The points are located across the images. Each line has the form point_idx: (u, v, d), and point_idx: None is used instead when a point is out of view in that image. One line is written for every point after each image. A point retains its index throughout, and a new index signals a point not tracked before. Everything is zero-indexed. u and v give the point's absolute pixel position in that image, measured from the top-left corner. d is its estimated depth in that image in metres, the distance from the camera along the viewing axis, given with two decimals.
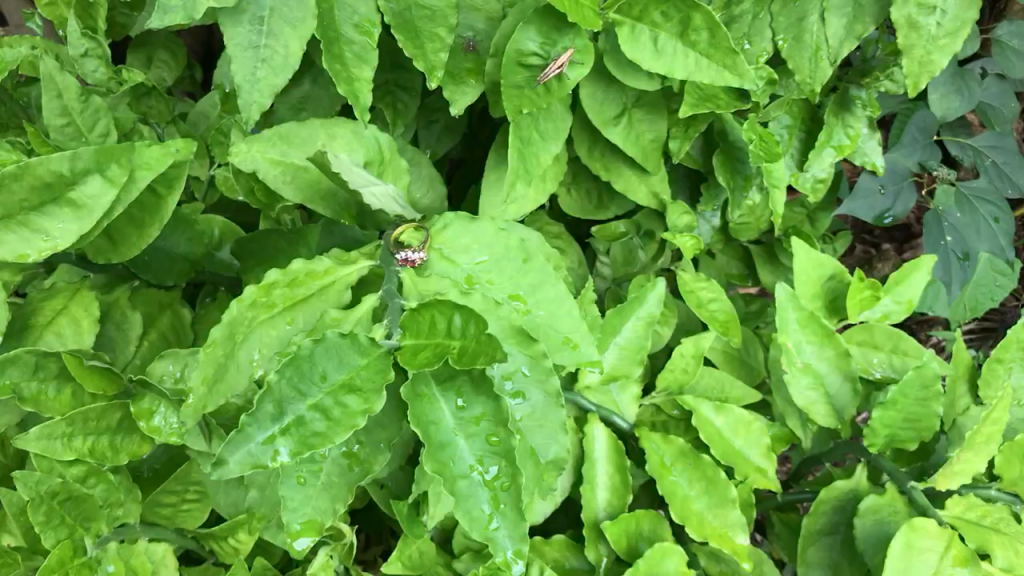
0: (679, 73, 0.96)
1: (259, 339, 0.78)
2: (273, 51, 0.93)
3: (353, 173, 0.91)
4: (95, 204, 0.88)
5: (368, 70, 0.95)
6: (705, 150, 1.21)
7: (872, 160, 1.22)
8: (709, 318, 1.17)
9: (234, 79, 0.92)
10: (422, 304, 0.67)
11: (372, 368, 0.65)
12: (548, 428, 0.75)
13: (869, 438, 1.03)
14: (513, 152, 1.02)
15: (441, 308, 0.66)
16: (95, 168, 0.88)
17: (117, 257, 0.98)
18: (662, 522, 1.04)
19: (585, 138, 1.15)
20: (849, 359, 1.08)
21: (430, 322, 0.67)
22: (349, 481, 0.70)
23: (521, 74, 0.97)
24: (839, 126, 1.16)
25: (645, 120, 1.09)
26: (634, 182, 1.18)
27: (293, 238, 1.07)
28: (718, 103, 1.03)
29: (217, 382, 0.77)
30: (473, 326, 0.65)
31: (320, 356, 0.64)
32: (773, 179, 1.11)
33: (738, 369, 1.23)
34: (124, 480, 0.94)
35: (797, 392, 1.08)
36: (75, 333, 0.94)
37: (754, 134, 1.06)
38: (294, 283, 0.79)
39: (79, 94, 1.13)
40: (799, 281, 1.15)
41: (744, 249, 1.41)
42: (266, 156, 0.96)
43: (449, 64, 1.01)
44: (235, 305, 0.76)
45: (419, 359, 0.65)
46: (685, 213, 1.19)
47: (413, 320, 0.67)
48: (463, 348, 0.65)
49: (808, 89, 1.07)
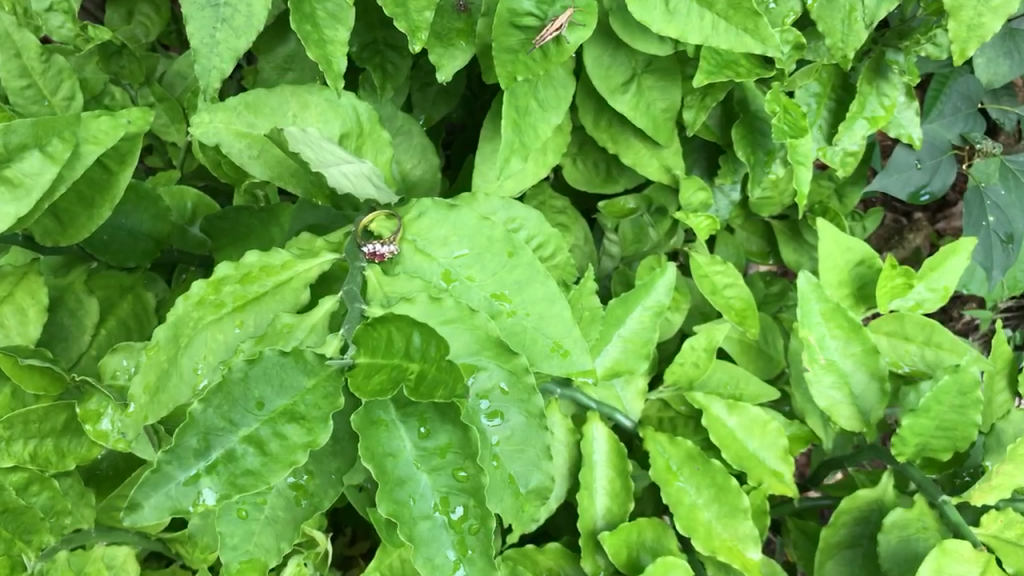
0: (692, 37, 0.84)
1: (204, 343, 0.68)
2: (234, 11, 0.82)
3: (321, 151, 0.80)
4: (35, 182, 0.79)
5: (344, 32, 0.85)
6: (724, 122, 1.08)
7: (909, 132, 1.10)
8: (723, 306, 1.06)
9: (190, 42, 0.81)
10: (381, 318, 0.58)
11: (319, 391, 0.56)
12: (530, 454, 0.65)
13: (897, 446, 0.92)
14: (507, 124, 0.91)
15: (399, 325, 0.57)
16: (34, 144, 0.79)
17: (66, 240, 0.88)
18: (666, 531, 0.96)
19: (591, 107, 1.05)
20: (878, 356, 0.97)
21: (387, 339, 0.57)
22: (295, 518, 0.61)
23: (514, 36, 0.86)
24: (872, 94, 1.04)
25: (656, 88, 0.98)
26: (645, 155, 1.07)
27: (264, 217, 0.98)
28: (738, 70, 0.91)
29: (159, 392, 0.69)
30: (434, 345, 0.55)
31: (258, 379, 0.55)
32: (798, 155, 0.97)
33: (755, 360, 1.13)
34: (75, 485, 0.86)
35: (818, 392, 0.98)
36: (20, 323, 0.86)
37: (778, 104, 0.93)
38: (247, 279, 0.70)
39: (40, 53, 1.03)
40: (823, 267, 1.05)
41: (765, 224, 1.30)
42: (231, 127, 0.85)
43: (436, 25, 0.90)
44: (180, 303, 0.69)
45: (373, 385, 0.56)
46: (700, 190, 1.08)
47: (369, 337, 0.58)
48: (422, 373, 0.56)
49: (839, 54, 0.95)
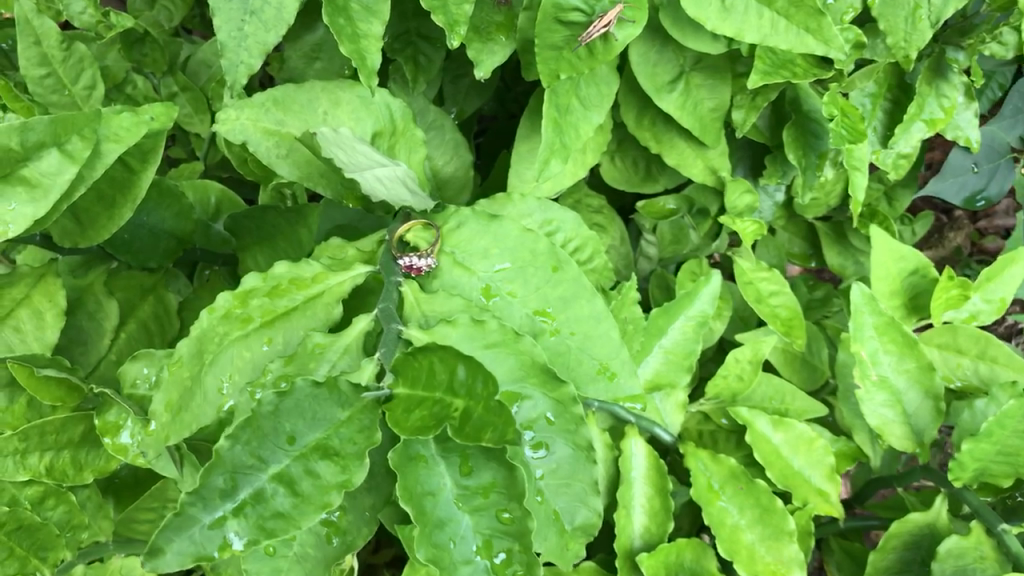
0: (749, 36, 0.79)
1: (230, 360, 0.65)
2: (264, 3, 0.77)
3: (354, 152, 0.76)
4: (53, 183, 0.75)
5: (379, 26, 0.81)
6: (774, 124, 1.04)
7: (966, 134, 1.05)
8: (769, 316, 1.01)
9: (217, 36, 0.77)
10: (422, 346, 0.54)
11: (354, 424, 0.52)
12: (577, 489, 0.61)
13: (955, 471, 0.87)
14: (548, 124, 0.86)
15: (443, 354, 0.53)
16: (53, 142, 0.75)
17: (84, 241, 0.84)
18: (706, 552, 0.91)
19: (634, 104, 1.00)
20: (933, 374, 0.92)
21: (428, 370, 0.53)
22: (327, 557, 0.58)
23: (559, 32, 0.81)
24: (931, 95, 0.98)
25: (705, 86, 0.93)
26: (690, 156, 1.01)
27: (292, 217, 0.92)
28: (794, 70, 0.86)
29: (181, 411, 0.65)
30: (481, 380, 0.51)
31: (288, 413, 0.51)
32: (853, 160, 0.92)
33: (799, 370, 1.09)
34: (92, 496, 0.82)
35: (870, 410, 0.93)
36: (37, 327, 0.83)
37: (836, 107, 0.88)
38: (275, 293, 0.66)
39: (61, 40, 0.99)
40: (875, 277, 1.00)
41: (808, 224, 1.25)
42: (259, 125, 0.81)
43: (475, 18, 0.85)
44: (204, 317, 0.65)
45: (414, 422, 0.52)
46: (747, 192, 1.03)
47: (408, 366, 0.54)
48: (466, 410, 0.52)
49: (901, 54, 0.90)
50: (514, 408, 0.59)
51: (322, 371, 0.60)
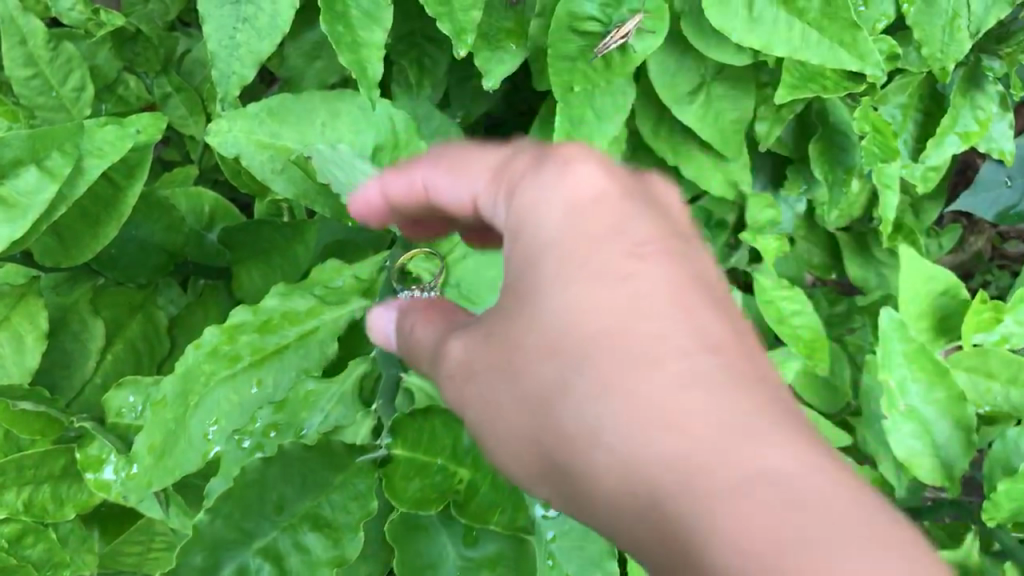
0: (779, 48, 0.74)
1: (218, 402, 0.64)
2: (257, 9, 0.72)
3: (354, 171, 0.74)
4: (32, 202, 0.70)
5: (380, 34, 0.75)
6: (799, 136, 1.00)
7: (1000, 147, 0.97)
8: (791, 338, 0.96)
9: (207, 45, 0.72)
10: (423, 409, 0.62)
11: (347, 489, 0.61)
12: (590, 551, 0.61)
13: (988, 511, 0.81)
14: (559, 136, 0.81)
15: (448, 423, 0.61)
16: (31, 158, 0.70)
17: (68, 261, 0.79)
18: None
19: (650, 113, 0.95)
20: (965, 404, 0.87)
21: (431, 432, 0.61)
22: None
23: (573, 43, 0.76)
24: (966, 107, 0.92)
25: (727, 97, 0.88)
26: (708, 168, 0.96)
27: (289, 233, 0.88)
28: (822, 84, 0.81)
29: (164, 457, 0.63)
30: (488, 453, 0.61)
31: (276, 480, 0.59)
32: (884, 179, 0.89)
33: (821, 393, 1.04)
34: (76, 530, 0.77)
35: (897, 442, 0.87)
36: (15, 351, 0.78)
37: (869, 124, 0.86)
38: (265, 329, 0.67)
39: (47, 39, 0.92)
40: (904, 298, 0.95)
41: (829, 235, 1.18)
42: (252, 137, 0.76)
43: (483, 25, 0.80)
44: (190, 355, 0.64)
45: (418, 488, 0.59)
46: (769, 206, 0.98)
47: (410, 428, 0.61)
48: (471, 484, 0.60)
49: (938, 67, 0.84)
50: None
51: (313, 420, 0.65)
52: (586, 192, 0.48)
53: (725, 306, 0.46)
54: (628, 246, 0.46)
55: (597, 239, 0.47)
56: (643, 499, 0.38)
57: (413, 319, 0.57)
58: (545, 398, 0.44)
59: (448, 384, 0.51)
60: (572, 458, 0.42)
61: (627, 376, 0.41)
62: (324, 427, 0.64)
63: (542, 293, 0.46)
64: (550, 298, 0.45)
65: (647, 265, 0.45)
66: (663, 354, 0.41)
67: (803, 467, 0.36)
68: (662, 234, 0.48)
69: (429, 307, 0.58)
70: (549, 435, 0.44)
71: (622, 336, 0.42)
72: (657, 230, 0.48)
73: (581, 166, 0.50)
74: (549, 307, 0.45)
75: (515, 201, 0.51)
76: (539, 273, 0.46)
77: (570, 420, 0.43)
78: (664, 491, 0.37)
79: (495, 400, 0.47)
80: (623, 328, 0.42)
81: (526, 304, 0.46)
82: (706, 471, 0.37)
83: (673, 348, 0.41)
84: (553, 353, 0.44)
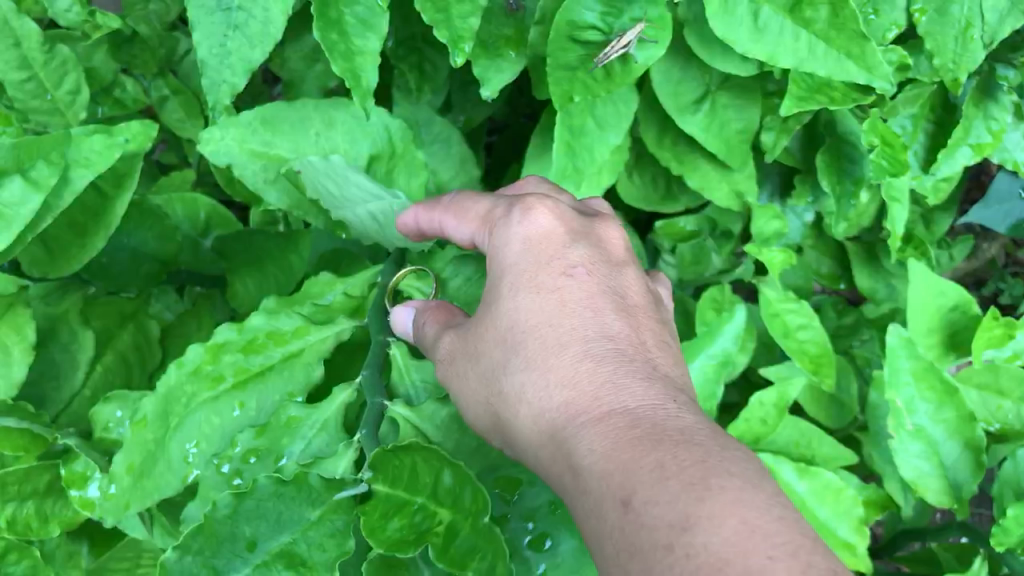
0: (784, 60, 0.72)
1: (197, 425, 0.65)
2: (248, 16, 0.69)
3: (346, 184, 0.73)
4: (16, 214, 0.68)
5: (375, 41, 0.72)
6: (807, 145, 0.98)
7: (1015, 158, 0.94)
8: (797, 353, 0.94)
9: (196, 53, 0.69)
10: (401, 445, 0.58)
11: (323, 527, 0.56)
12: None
13: (997, 536, 0.79)
14: (559, 147, 0.78)
15: (428, 460, 0.58)
16: (16, 169, 0.68)
17: (56, 273, 0.78)
18: None
19: (654, 121, 0.93)
20: (974, 424, 0.85)
21: (411, 471, 0.57)
22: None
23: (574, 51, 0.73)
24: (979, 118, 0.90)
25: (732, 106, 0.85)
26: (714, 178, 0.94)
27: (281, 242, 0.87)
28: (830, 95, 0.79)
29: (143, 478, 0.63)
30: (468, 494, 0.58)
31: (248, 515, 0.54)
32: (892, 191, 0.89)
33: (827, 408, 1.01)
34: (62, 546, 0.76)
35: (904, 462, 0.85)
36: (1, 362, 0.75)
37: (877, 135, 0.84)
38: (250, 348, 0.67)
39: (42, 42, 0.88)
40: (912, 313, 0.92)
41: (837, 244, 1.15)
42: (245, 146, 0.74)
43: (482, 32, 0.78)
44: (173, 374, 0.65)
45: (396, 532, 0.55)
46: (775, 218, 0.96)
47: (389, 464, 0.56)
48: (451, 525, 0.56)
49: (951, 78, 0.82)
50: (514, 497, 0.65)
51: (295, 447, 0.65)
52: (540, 231, 0.65)
53: (633, 312, 0.63)
54: (567, 274, 0.63)
55: (542, 264, 0.63)
56: (550, 435, 0.56)
57: (424, 313, 0.69)
58: (500, 374, 0.61)
59: (438, 366, 0.66)
60: (514, 417, 0.60)
61: (548, 355, 0.59)
62: (305, 456, 0.65)
63: (499, 299, 0.63)
64: (508, 297, 0.62)
65: (583, 284, 0.63)
66: (587, 347, 0.59)
67: (677, 413, 0.54)
68: (592, 262, 0.65)
69: (440, 307, 0.70)
70: (496, 402, 0.61)
71: (558, 327, 0.60)
72: (588, 257, 0.65)
73: (538, 213, 0.66)
74: (504, 311, 0.62)
75: (491, 236, 0.67)
76: (499, 273, 0.65)
77: (512, 389, 0.60)
78: (568, 427, 0.55)
79: (461, 381, 0.64)
80: (551, 322, 0.60)
81: (488, 304, 0.64)
82: (599, 407, 0.55)
83: (585, 335, 0.59)
84: (504, 341, 0.61)
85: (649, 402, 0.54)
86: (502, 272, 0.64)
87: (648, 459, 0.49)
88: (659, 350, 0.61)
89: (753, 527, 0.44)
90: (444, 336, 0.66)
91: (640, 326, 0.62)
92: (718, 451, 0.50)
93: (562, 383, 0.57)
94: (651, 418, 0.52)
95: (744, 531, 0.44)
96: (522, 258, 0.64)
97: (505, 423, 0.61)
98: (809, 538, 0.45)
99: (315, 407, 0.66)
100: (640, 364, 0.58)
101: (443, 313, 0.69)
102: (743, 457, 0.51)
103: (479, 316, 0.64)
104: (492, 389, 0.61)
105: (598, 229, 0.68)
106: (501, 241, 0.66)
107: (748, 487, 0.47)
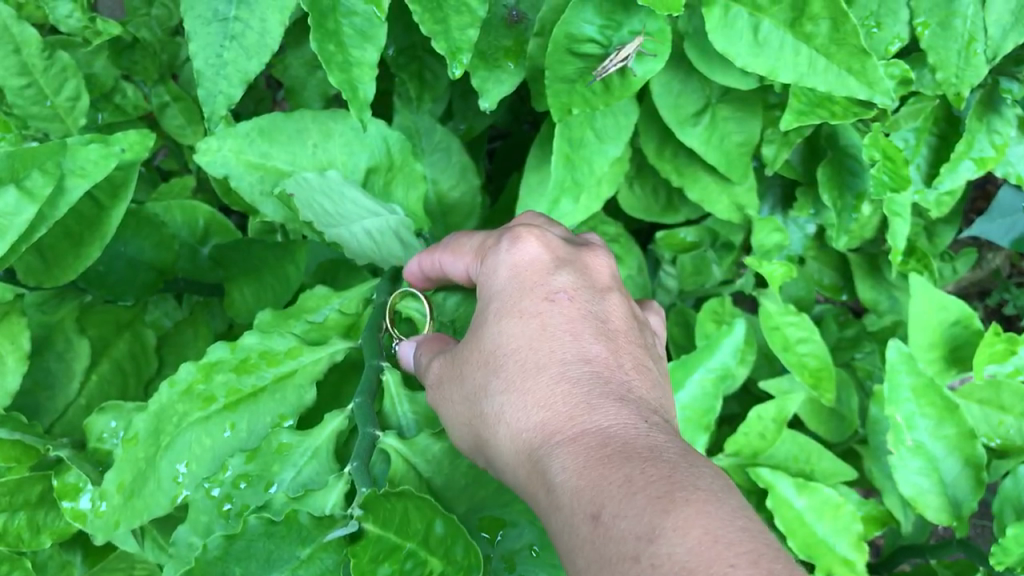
0: (783, 75, 0.72)
1: (188, 445, 0.65)
2: (245, 27, 0.68)
3: (341, 200, 0.73)
4: (11, 223, 0.67)
5: (372, 52, 0.71)
6: (808, 159, 0.97)
7: (1018, 171, 0.93)
8: (797, 367, 0.93)
9: (193, 64, 0.68)
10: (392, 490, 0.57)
11: (314, 565, 0.55)
12: None
13: (996, 556, 0.78)
14: (557, 159, 0.78)
15: (420, 507, 0.57)
16: (10, 178, 0.68)
17: (51, 283, 0.77)
18: None
19: (655, 133, 0.92)
20: (974, 442, 0.84)
21: (403, 517, 0.56)
22: None
23: (572, 64, 0.73)
24: (982, 131, 0.89)
25: (732, 119, 0.85)
26: (714, 191, 0.93)
27: (280, 252, 0.87)
28: (832, 109, 0.79)
29: (134, 497, 0.63)
30: (460, 548, 0.58)
31: (239, 555, 0.53)
32: (893, 207, 0.88)
33: (827, 421, 1.00)
34: (55, 557, 0.76)
35: (903, 479, 0.84)
36: None
37: (878, 148, 0.83)
38: (242, 368, 0.67)
39: (42, 48, 0.88)
40: (913, 326, 0.91)
41: (839, 255, 1.14)
42: (241, 157, 0.74)
43: (481, 43, 0.77)
44: (165, 393, 0.65)
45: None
46: (776, 230, 0.96)
47: (382, 507, 0.56)
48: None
49: (953, 92, 0.81)
50: (499, 537, 0.65)
51: (285, 475, 0.65)
52: (526, 259, 0.65)
53: (615, 335, 0.62)
54: (549, 300, 0.62)
55: (526, 290, 0.63)
56: (526, 455, 0.56)
57: (420, 347, 0.70)
58: (480, 397, 0.61)
59: (429, 391, 0.67)
60: (493, 439, 0.59)
61: (527, 377, 0.58)
62: (296, 485, 0.65)
63: (484, 324, 0.63)
64: (491, 322, 0.62)
65: (565, 309, 0.62)
66: (565, 369, 0.58)
67: (649, 432, 0.53)
68: (577, 287, 0.64)
69: (435, 337, 0.70)
70: (478, 424, 0.61)
71: (538, 349, 0.60)
72: (572, 283, 0.64)
73: (526, 242, 0.66)
74: (487, 336, 0.62)
75: (482, 265, 0.67)
76: (486, 301, 0.65)
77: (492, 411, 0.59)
78: (543, 447, 0.55)
79: (449, 406, 0.63)
80: (531, 345, 0.60)
81: (473, 331, 0.64)
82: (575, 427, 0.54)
83: (562, 357, 0.59)
84: (486, 364, 0.61)
85: (623, 422, 0.53)
86: (490, 300, 0.64)
87: (616, 475, 0.49)
88: (638, 374, 0.60)
89: (716, 536, 0.44)
90: (435, 363, 0.66)
91: (619, 350, 0.61)
92: (685, 468, 0.49)
93: (539, 404, 0.57)
94: (623, 438, 0.52)
95: (708, 540, 0.43)
96: (508, 285, 0.64)
97: (485, 444, 0.60)
98: (773, 547, 0.44)
99: (309, 432, 0.66)
100: (616, 386, 0.57)
101: (437, 343, 0.69)
102: (714, 473, 0.50)
103: (465, 341, 0.64)
104: (474, 411, 0.61)
105: (586, 257, 0.68)
106: (489, 269, 0.66)
107: (714, 500, 0.46)
